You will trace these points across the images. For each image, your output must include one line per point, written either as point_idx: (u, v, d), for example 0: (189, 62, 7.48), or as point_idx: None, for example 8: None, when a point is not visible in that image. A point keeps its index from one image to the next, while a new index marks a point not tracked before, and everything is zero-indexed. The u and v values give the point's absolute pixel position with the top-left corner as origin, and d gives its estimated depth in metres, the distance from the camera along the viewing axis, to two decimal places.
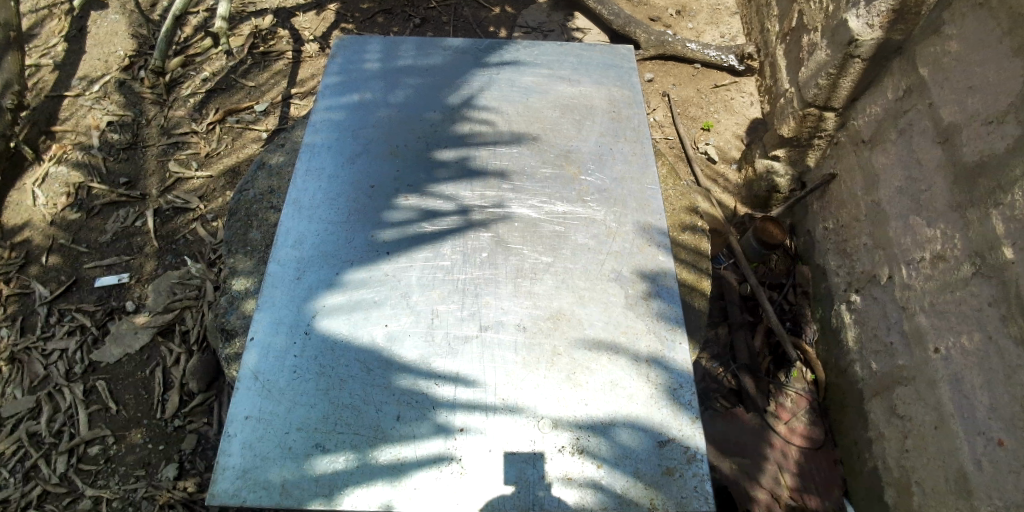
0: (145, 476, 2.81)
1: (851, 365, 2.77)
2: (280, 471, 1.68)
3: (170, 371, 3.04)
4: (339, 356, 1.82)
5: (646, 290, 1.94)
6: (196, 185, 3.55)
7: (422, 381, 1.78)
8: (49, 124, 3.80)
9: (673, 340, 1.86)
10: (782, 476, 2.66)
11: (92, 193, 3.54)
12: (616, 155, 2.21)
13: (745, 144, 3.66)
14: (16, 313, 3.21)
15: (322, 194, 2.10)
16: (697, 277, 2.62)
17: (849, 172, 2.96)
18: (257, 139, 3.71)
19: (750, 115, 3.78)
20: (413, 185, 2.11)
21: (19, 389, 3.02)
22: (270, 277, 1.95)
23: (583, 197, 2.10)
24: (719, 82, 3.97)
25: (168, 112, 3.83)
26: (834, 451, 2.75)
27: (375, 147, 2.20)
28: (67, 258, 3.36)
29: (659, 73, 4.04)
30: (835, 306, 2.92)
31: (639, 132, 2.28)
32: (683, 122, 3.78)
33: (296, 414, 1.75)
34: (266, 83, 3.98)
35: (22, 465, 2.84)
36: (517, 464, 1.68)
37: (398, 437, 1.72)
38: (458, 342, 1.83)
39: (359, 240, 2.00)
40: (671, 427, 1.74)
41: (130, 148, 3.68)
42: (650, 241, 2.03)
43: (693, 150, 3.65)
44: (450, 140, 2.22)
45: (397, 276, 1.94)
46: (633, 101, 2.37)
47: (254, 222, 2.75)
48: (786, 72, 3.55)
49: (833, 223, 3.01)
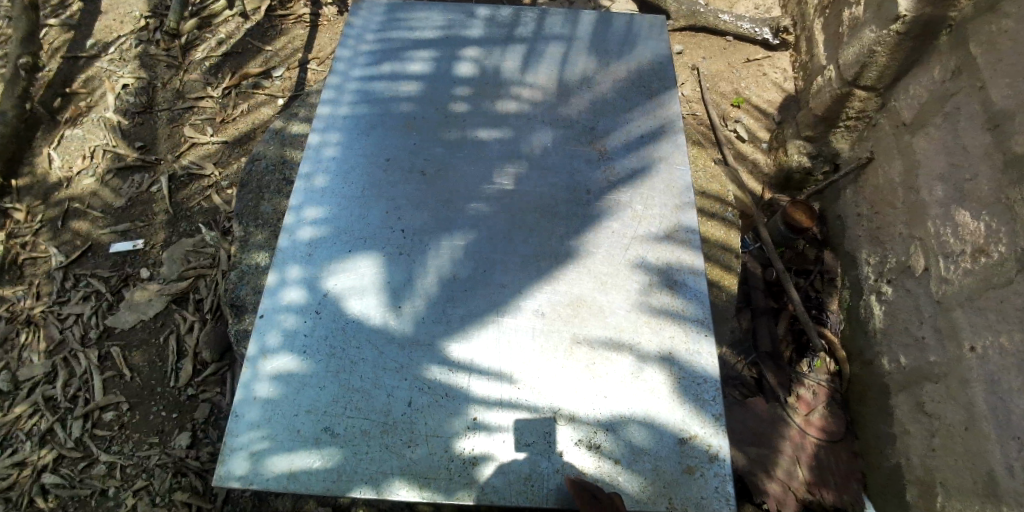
0: (159, 444, 2.82)
1: (878, 357, 2.68)
2: (288, 455, 1.65)
3: (184, 340, 3.02)
4: (350, 337, 1.77)
5: (672, 277, 1.85)
6: (212, 151, 3.49)
7: (435, 367, 1.72)
8: (64, 85, 3.75)
9: (699, 331, 1.78)
10: (795, 468, 2.60)
11: (107, 157, 3.49)
12: (645, 133, 2.10)
13: (777, 122, 3.51)
14: (33, 277, 3.20)
15: (335, 167, 2.03)
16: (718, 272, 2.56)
17: (887, 156, 2.82)
18: (273, 106, 3.64)
19: (783, 92, 3.61)
20: (430, 159, 2.03)
21: (36, 353, 3.03)
22: (281, 252, 1.89)
23: (608, 176, 2.01)
24: (752, 55, 3.80)
25: (184, 75, 3.76)
26: (854, 444, 2.69)
27: (391, 118, 2.12)
28: (82, 223, 3.33)
29: (689, 45, 3.87)
30: (864, 295, 2.82)
31: (670, 109, 2.16)
32: (712, 98, 3.63)
33: (305, 397, 1.70)
34: (283, 48, 3.88)
35: (38, 429, 2.86)
36: (531, 456, 1.63)
37: (409, 424, 1.67)
38: (473, 327, 1.77)
39: (371, 215, 1.93)
40: (693, 424, 1.68)
41: (145, 112, 3.63)
42: (677, 224, 1.94)
43: (722, 128, 3.51)
44: (469, 114, 2.12)
45: (411, 255, 1.87)
46: (664, 75, 2.24)
47: (266, 194, 2.69)
48: (823, 48, 3.38)
49: (867, 209, 2.88)
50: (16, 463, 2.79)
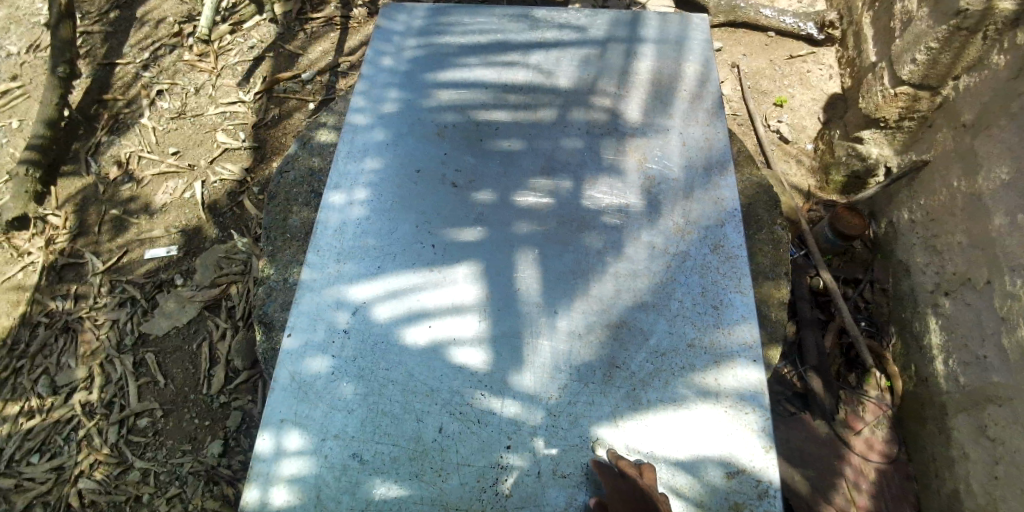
0: (191, 451, 2.82)
1: (933, 375, 2.54)
2: (315, 481, 1.65)
3: (217, 347, 3.01)
4: (379, 359, 1.76)
5: (717, 297, 1.82)
6: (244, 157, 3.48)
7: (468, 391, 1.72)
8: (101, 91, 3.77)
9: (747, 357, 1.76)
10: (857, 494, 2.45)
11: (142, 163, 3.51)
12: (686, 142, 2.05)
13: (822, 122, 3.35)
14: (70, 283, 3.20)
15: (364, 178, 2.02)
16: (773, 283, 2.37)
17: (945, 160, 2.65)
18: (304, 111, 3.61)
19: (829, 90, 3.44)
20: (462, 172, 2.02)
21: (72, 358, 3.02)
22: (309, 267, 1.90)
23: (649, 190, 1.98)
24: (795, 52, 3.62)
25: (217, 80, 3.76)
26: (907, 466, 2.55)
27: (422, 129, 2.11)
28: (117, 229, 3.33)
29: (728, 42, 3.71)
30: (919, 308, 2.67)
31: (713, 115, 2.10)
32: (754, 97, 3.47)
33: (333, 421, 1.70)
34: (314, 51, 3.85)
35: (75, 434, 2.86)
36: (567, 489, 1.63)
37: (439, 450, 1.66)
38: (506, 348, 1.77)
39: (401, 231, 1.93)
40: (741, 457, 1.66)
41: (179, 118, 3.64)
42: (722, 241, 1.90)
43: (764, 128, 3.36)
44: (500, 124, 2.11)
45: (444, 273, 1.87)
46: (706, 80, 2.18)
47: (295, 206, 2.65)
48: (872, 43, 3.20)
49: (922, 215, 2.73)
50: (54, 468, 2.80)
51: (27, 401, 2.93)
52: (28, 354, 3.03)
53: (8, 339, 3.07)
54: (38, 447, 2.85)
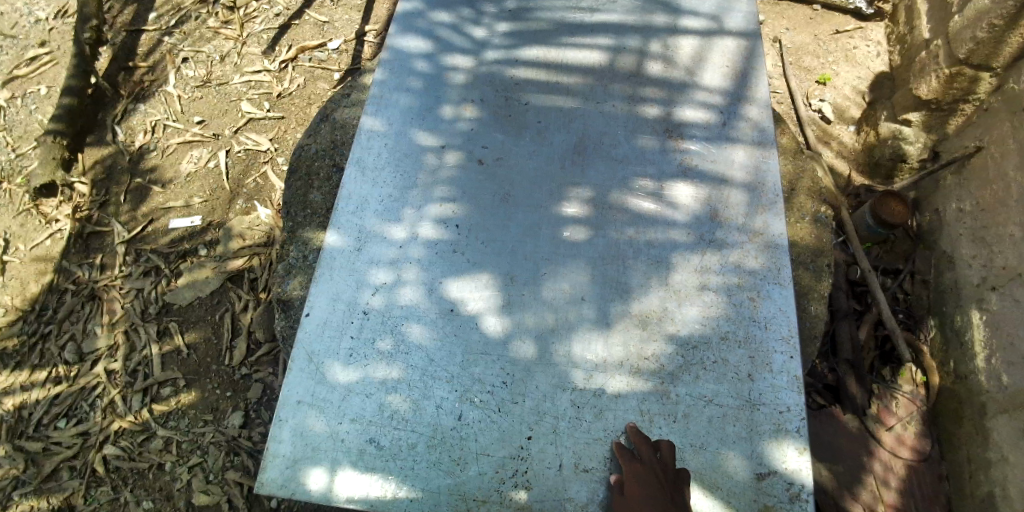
0: (213, 421, 2.83)
1: (974, 372, 2.44)
2: (332, 466, 1.62)
3: (239, 319, 3.00)
4: (399, 341, 1.71)
5: (755, 287, 1.74)
6: (269, 127, 3.43)
7: (489, 377, 1.67)
8: (127, 58, 3.73)
9: (784, 352, 1.68)
10: (884, 491, 2.40)
11: (167, 132, 3.48)
12: (727, 121, 1.95)
13: (867, 103, 3.18)
14: (96, 251, 3.21)
15: (387, 153, 1.96)
16: (816, 276, 2.30)
17: (1000, 146, 2.50)
18: (330, 81, 3.54)
19: (876, 69, 3.26)
20: (489, 147, 1.95)
21: (98, 325, 3.04)
22: (330, 244, 1.85)
23: (685, 171, 1.88)
24: (841, 27, 3.41)
25: (242, 48, 3.70)
26: (940, 465, 2.47)
27: (448, 101, 2.03)
28: (143, 198, 3.32)
29: (771, 14, 3.50)
30: (962, 302, 2.55)
31: (757, 93, 1.99)
32: (795, 74, 3.30)
33: (350, 405, 1.66)
34: (339, 19, 3.76)
35: (101, 401, 2.88)
36: (590, 483, 1.58)
37: (458, 439, 1.62)
38: (530, 333, 1.71)
39: (424, 209, 1.87)
40: (773, 458, 1.59)
41: (204, 86, 3.59)
42: (762, 228, 1.81)
43: (805, 108, 3.20)
44: (530, 98, 2.02)
45: (466, 253, 1.80)
46: (751, 54, 2.06)
47: (315, 181, 2.60)
48: (926, 18, 3.01)
49: (971, 205, 2.59)
50: (80, 433, 2.83)
51: (55, 367, 2.97)
52: (56, 320, 3.06)
53: (36, 305, 3.10)
54: (65, 412, 2.88)
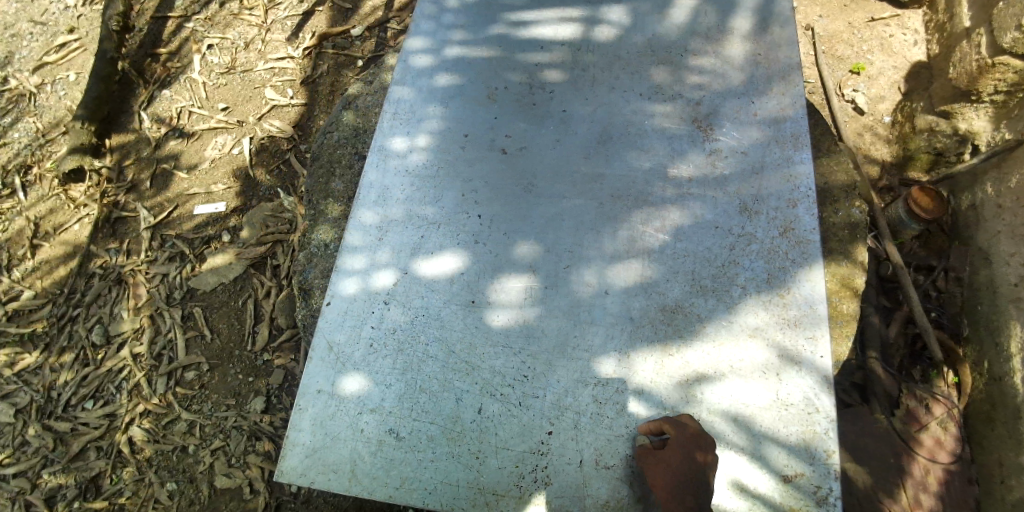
0: (235, 406, 2.85)
1: (1008, 374, 2.37)
2: (351, 455, 1.62)
3: (261, 305, 3.02)
4: (419, 332, 1.70)
5: (784, 284, 1.69)
6: (291, 114, 3.43)
7: (510, 370, 1.65)
8: (154, 45, 3.76)
9: (813, 351, 1.63)
10: (921, 496, 2.31)
11: (192, 118, 3.50)
12: (759, 111, 1.89)
13: (902, 93, 3.08)
14: (123, 236, 3.24)
15: (409, 141, 1.95)
16: (848, 272, 2.24)
17: None
18: (353, 68, 3.52)
19: (913, 58, 3.15)
20: (512, 136, 1.92)
21: (124, 309, 3.07)
22: (351, 234, 1.85)
23: (714, 162, 1.83)
24: (877, 14, 3.30)
25: (267, 35, 3.69)
26: (972, 469, 2.39)
27: (471, 89, 2.00)
28: (169, 183, 3.35)
29: (803, 1, 3.40)
30: (998, 301, 2.47)
31: (790, 82, 1.92)
32: (828, 63, 3.21)
33: (370, 395, 1.66)
34: (363, 5, 3.72)
35: (126, 383, 2.92)
36: (611, 481, 1.56)
37: (478, 432, 1.60)
38: (552, 327, 1.68)
39: (446, 198, 1.85)
40: (801, 461, 1.55)
41: (229, 73, 3.60)
42: (793, 223, 1.75)
43: (837, 98, 3.11)
44: (556, 86, 1.98)
45: (487, 244, 1.78)
46: (784, 41, 1.98)
47: (337, 169, 2.60)
48: (967, 6, 2.89)
49: (1010, 200, 2.50)
50: (106, 414, 2.88)
51: (82, 350, 3.01)
52: (83, 303, 3.11)
53: (65, 288, 3.15)
54: (92, 394, 2.93)
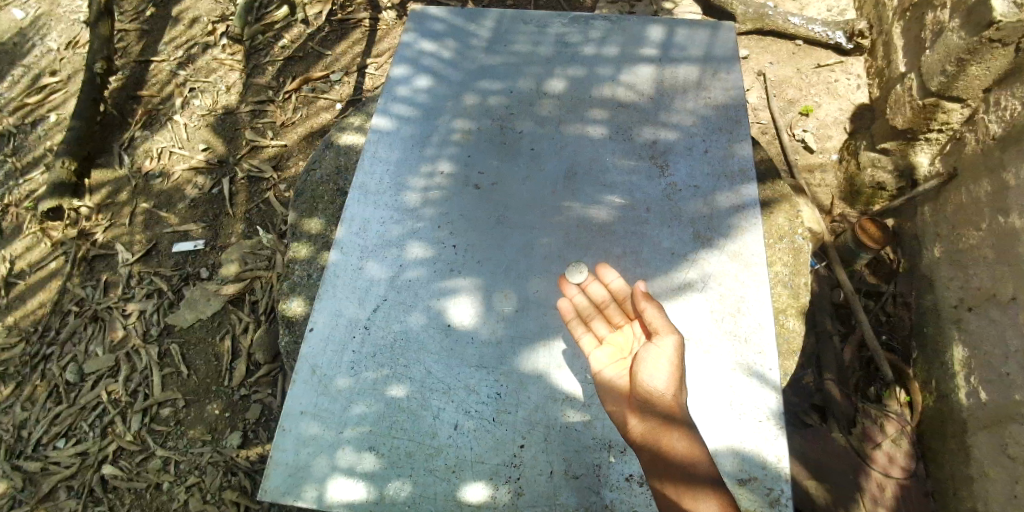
0: (211, 442, 2.84)
1: (954, 391, 2.52)
2: (333, 473, 1.69)
3: (239, 340, 3.03)
4: (398, 355, 1.79)
5: (735, 304, 1.83)
6: (271, 155, 3.52)
7: (485, 389, 1.74)
8: (136, 88, 3.86)
9: (763, 364, 1.76)
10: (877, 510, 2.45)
11: (173, 158, 3.57)
12: (709, 148, 2.06)
13: (848, 133, 3.31)
14: (101, 273, 3.28)
15: (389, 178, 2.07)
16: (792, 291, 2.37)
17: (972, 174, 2.61)
18: (332, 111, 3.64)
19: (857, 100, 3.38)
20: (486, 172, 2.05)
21: (100, 347, 3.09)
22: (333, 265, 1.94)
23: (670, 194, 1.98)
24: (823, 61, 3.55)
25: (248, 79, 3.81)
26: (927, 483, 2.53)
27: (447, 130, 2.14)
28: (148, 221, 3.40)
29: (756, 49, 3.66)
30: (941, 323, 2.65)
31: (737, 122, 2.10)
32: (780, 106, 3.44)
33: (350, 415, 1.74)
34: (342, 52, 3.87)
35: (100, 421, 2.92)
36: (581, 490, 1.64)
37: (454, 449, 1.69)
38: (524, 348, 1.79)
39: (424, 230, 1.97)
40: (754, 466, 1.67)
41: (209, 114, 3.70)
42: (743, 248, 1.90)
43: (789, 138, 3.34)
44: (525, 126, 2.13)
45: (463, 271, 1.89)
46: (731, 86, 2.17)
47: (319, 205, 2.70)
48: (902, 53, 3.13)
49: (947, 229, 2.70)
50: (78, 453, 2.86)
51: (57, 388, 3.01)
52: (58, 341, 3.12)
53: (40, 326, 3.17)
54: (64, 432, 2.91)
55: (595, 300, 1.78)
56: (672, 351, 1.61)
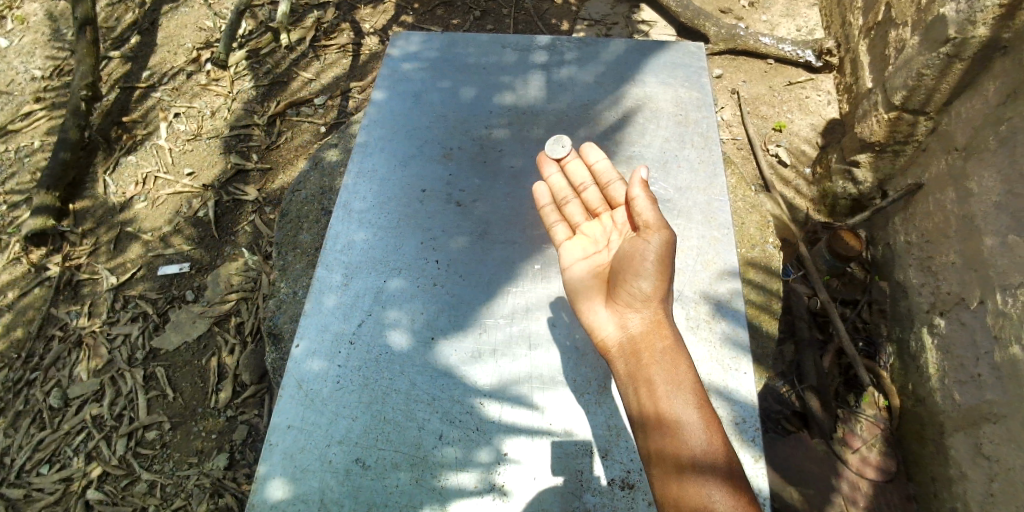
0: (198, 464, 2.83)
1: (930, 393, 2.58)
2: (319, 486, 1.71)
3: (225, 362, 3.03)
4: (383, 369, 1.83)
5: (710, 311, 1.90)
6: (256, 178, 3.55)
7: (468, 400, 1.78)
8: (121, 114, 3.89)
9: (738, 368, 1.83)
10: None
11: (158, 183, 3.60)
12: (682, 163, 2.14)
13: (820, 147, 3.41)
14: (85, 298, 3.28)
15: (373, 196, 2.12)
16: (765, 299, 2.44)
17: (938, 182, 2.71)
18: (316, 134, 3.69)
19: (828, 116, 3.49)
20: (466, 189, 2.11)
21: (85, 372, 3.08)
22: (318, 281, 1.98)
23: None
24: (794, 79, 3.67)
25: (232, 104, 3.86)
26: (908, 485, 2.59)
27: (428, 149, 2.20)
28: (133, 245, 3.42)
29: (729, 68, 3.78)
30: (915, 328, 2.72)
31: (708, 139, 2.19)
32: (754, 122, 3.54)
33: (337, 428, 1.77)
34: (326, 77, 3.93)
35: (85, 445, 2.90)
36: (563, 496, 1.67)
37: (439, 458, 1.72)
38: (506, 360, 1.83)
39: (408, 247, 2.01)
40: None
41: (194, 139, 3.73)
42: (716, 258, 1.98)
43: (764, 153, 3.43)
44: (504, 144, 2.20)
45: (446, 285, 1.94)
46: (702, 104, 2.26)
47: (305, 224, 2.74)
48: (868, 69, 3.25)
49: (917, 237, 2.78)
50: (62, 478, 2.84)
51: (40, 413, 2.99)
52: (42, 366, 3.11)
53: (23, 352, 3.16)
54: (48, 458, 2.89)
55: (574, 179, 1.99)
56: (656, 245, 1.71)
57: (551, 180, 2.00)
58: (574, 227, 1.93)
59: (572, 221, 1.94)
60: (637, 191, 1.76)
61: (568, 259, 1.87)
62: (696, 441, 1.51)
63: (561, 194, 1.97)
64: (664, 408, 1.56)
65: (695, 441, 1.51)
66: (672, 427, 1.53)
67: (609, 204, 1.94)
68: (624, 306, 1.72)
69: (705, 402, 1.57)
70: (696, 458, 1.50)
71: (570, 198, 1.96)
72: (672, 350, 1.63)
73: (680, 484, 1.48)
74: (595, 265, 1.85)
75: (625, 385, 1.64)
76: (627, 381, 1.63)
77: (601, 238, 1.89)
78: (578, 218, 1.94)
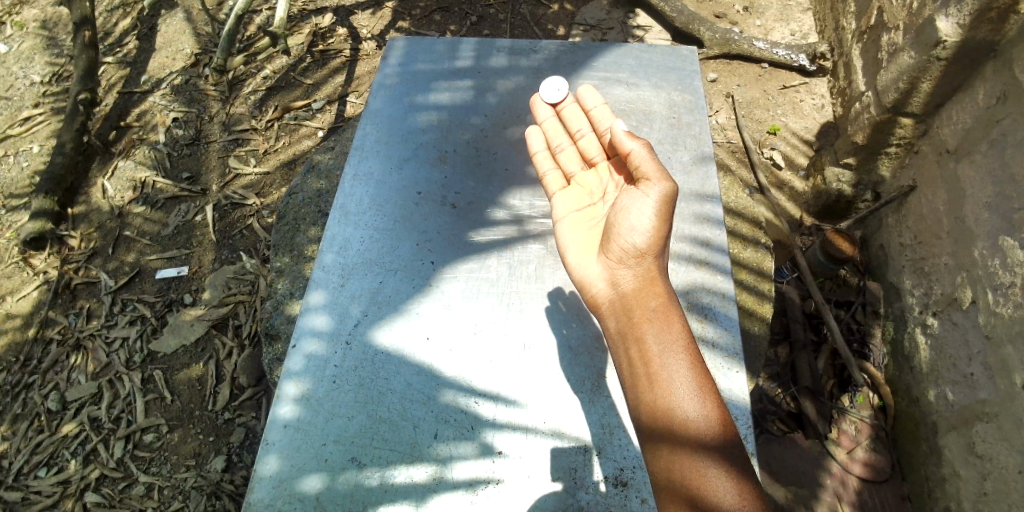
0: (195, 467, 2.83)
1: (924, 393, 2.60)
2: (315, 485, 1.72)
3: (223, 365, 3.04)
4: (379, 369, 1.85)
5: (701, 312, 1.92)
6: (253, 182, 3.57)
7: (462, 398, 1.80)
8: (120, 118, 3.92)
9: (730, 368, 1.84)
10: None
11: (156, 187, 3.60)
12: (675, 165, 2.16)
13: (814, 150, 3.43)
14: (83, 302, 3.29)
15: (368, 199, 2.14)
16: (757, 300, 2.46)
17: (930, 185, 2.73)
18: (314, 138, 3.71)
19: (823, 119, 3.52)
20: (461, 192, 2.13)
21: (83, 375, 3.09)
22: (315, 282, 2.00)
23: None
24: (788, 82, 3.70)
25: (230, 108, 3.88)
26: (903, 485, 2.61)
27: (424, 153, 2.22)
28: (131, 249, 3.43)
29: (723, 73, 3.81)
30: (908, 328, 2.74)
31: (701, 141, 2.21)
32: (749, 125, 3.57)
33: (332, 428, 1.78)
34: (323, 81, 3.96)
35: (83, 448, 2.91)
36: (557, 494, 1.69)
37: (434, 456, 1.74)
38: (500, 359, 1.85)
39: (404, 248, 2.03)
40: None
41: (192, 144, 3.75)
42: (708, 259, 2.00)
43: (758, 155, 3.46)
44: (498, 147, 2.23)
45: (442, 287, 1.96)
46: (694, 107, 2.29)
47: (301, 226, 2.77)
48: (861, 73, 3.28)
49: (910, 238, 2.80)
50: (60, 481, 2.85)
51: (38, 417, 3.00)
52: (40, 370, 3.12)
53: (21, 356, 3.17)
54: (46, 461, 2.90)
55: (569, 125, 2.09)
56: (653, 198, 1.75)
57: (546, 126, 2.09)
58: (568, 176, 2.02)
59: (566, 169, 2.02)
60: (630, 142, 1.82)
61: (558, 208, 1.94)
62: (686, 400, 1.54)
63: (556, 143, 2.06)
64: (655, 363, 1.58)
65: (687, 397, 1.54)
66: (660, 378, 1.57)
67: (605, 155, 2.02)
68: (616, 260, 1.75)
69: (696, 356, 1.60)
70: (686, 402, 1.53)
71: (566, 146, 2.05)
72: (664, 304, 1.67)
73: (671, 435, 1.51)
74: (589, 222, 1.89)
75: (614, 337, 1.68)
76: (616, 334, 1.67)
77: (596, 190, 1.96)
78: (574, 167, 2.03)
